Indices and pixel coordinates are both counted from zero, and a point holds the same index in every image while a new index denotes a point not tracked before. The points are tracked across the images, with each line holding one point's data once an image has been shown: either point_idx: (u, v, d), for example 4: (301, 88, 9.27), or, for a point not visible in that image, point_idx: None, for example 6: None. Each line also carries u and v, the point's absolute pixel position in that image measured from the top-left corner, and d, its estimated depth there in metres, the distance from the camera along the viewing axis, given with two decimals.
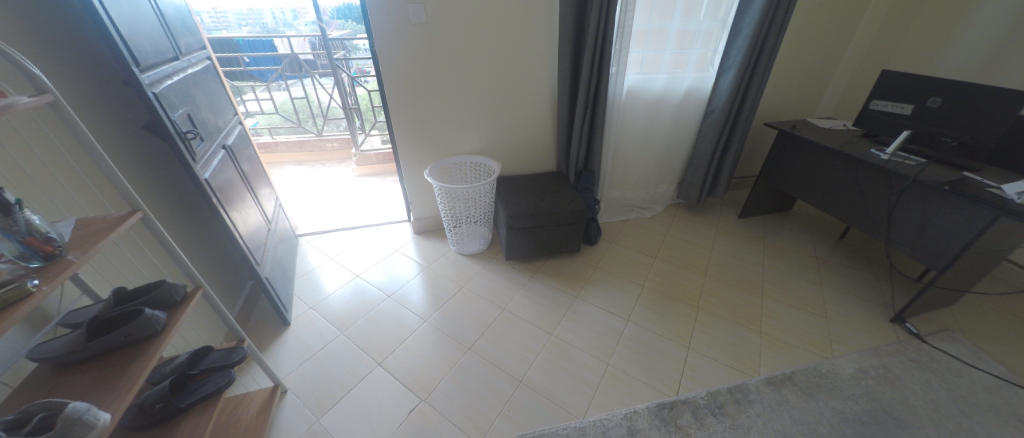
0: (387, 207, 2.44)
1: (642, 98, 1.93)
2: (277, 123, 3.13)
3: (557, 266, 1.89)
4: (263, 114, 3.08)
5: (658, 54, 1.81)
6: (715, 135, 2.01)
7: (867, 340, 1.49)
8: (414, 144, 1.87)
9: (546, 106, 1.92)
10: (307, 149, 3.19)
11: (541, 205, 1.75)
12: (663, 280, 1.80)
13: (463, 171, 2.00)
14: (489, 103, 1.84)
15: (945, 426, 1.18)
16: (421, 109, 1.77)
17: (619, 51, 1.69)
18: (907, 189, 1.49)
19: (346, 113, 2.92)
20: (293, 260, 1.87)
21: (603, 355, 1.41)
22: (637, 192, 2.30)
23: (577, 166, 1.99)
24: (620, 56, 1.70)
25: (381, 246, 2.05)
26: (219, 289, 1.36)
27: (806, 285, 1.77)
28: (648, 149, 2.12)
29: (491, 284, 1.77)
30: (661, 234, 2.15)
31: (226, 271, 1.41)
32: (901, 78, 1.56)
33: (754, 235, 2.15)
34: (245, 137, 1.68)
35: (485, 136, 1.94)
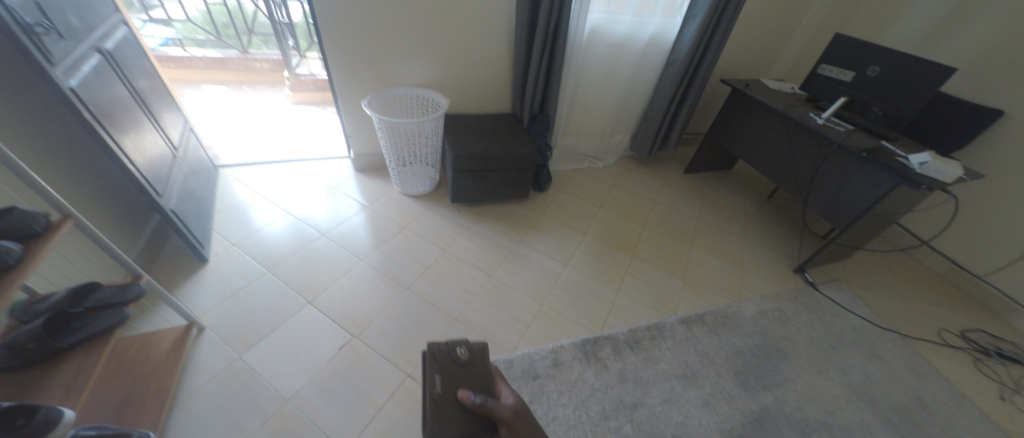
0: (325, 141, 2.23)
1: (604, 41, 1.83)
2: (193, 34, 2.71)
3: (504, 211, 1.88)
4: (183, 23, 2.68)
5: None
6: (672, 88, 1.99)
7: (771, 287, 1.68)
8: (352, 69, 1.67)
9: (502, 39, 1.76)
10: (229, 68, 2.74)
11: (491, 148, 1.69)
12: (605, 229, 1.86)
13: (410, 104, 1.85)
14: (438, 28, 1.65)
15: (816, 357, 1.40)
16: (358, 27, 1.55)
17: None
18: (833, 154, 1.59)
19: (275, 28, 2.52)
20: (211, 194, 1.69)
21: (538, 296, 1.47)
22: (591, 141, 2.27)
23: (531, 108, 1.90)
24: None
25: (318, 182, 1.90)
26: (112, 220, 1.19)
27: (731, 238, 1.92)
28: (605, 96, 2.06)
29: (434, 226, 1.73)
30: (609, 185, 2.19)
31: (120, 200, 1.23)
32: (852, 44, 1.60)
33: (694, 190, 2.25)
34: (135, 43, 1.40)
35: (434, 68, 1.76)
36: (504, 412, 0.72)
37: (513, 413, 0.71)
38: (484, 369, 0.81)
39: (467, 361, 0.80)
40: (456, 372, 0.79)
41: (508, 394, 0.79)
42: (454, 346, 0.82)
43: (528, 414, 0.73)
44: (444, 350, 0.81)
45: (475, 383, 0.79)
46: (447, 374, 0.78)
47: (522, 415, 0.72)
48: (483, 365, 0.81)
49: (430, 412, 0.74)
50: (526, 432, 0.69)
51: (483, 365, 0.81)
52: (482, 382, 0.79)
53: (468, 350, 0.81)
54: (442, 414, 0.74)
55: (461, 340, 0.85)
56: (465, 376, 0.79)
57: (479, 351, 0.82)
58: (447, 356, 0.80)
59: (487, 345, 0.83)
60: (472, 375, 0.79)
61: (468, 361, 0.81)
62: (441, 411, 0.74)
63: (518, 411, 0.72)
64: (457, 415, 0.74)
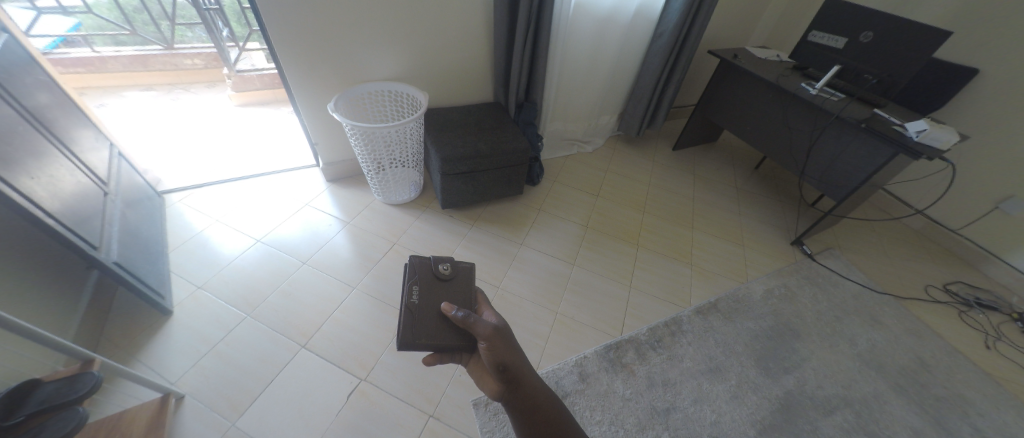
0: (285, 148, 1.96)
1: (590, 15, 1.66)
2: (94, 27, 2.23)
3: (499, 211, 1.75)
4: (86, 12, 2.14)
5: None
6: (660, 63, 1.88)
7: (773, 262, 1.70)
8: (309, 67, 1.43)
9: (480, 19, 1.56)
10: (155, 68, 2.34)
11: (480, 146, 1.53)
12: (605, 219, 1.78)
13: (382, 103, 1.63)
14: (406, 11, 1.42)
15: (824, 331, 1.44)
16: (312, 14, 1.31)
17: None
18: (829, 126, 1.56)
19: (201, 16, 2.02)
20: (158, 228, 1.43)
21: (550, 304, 1.39)
22: (580, 125, 2.14)
23: (517, 96, 1.73)
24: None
25: (286, 199, 1.68)
26: (46, 281, 0.98)
27: (729, 215, 1.91)
28: (592, 77, 1.92)
29: (427, 237, 1.58)
30: (603, 170, 2.09)
31: (59, 255, 1.00)
32: (842, 6, 1.54)
33: (686, 167, 2.22)
34: (25, 53, 1.09)
35: (404, 58, 1.55)
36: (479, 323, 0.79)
37: (489, 328, 0.78)
38: (467, 286, 0.92)
39: (450, 278, 0.91)
40: (441, 286, 0.91)
41: (489, 314, 0.88)
42: (438, 263, 0.92)
43: (505, 332, 0.79)
44: (427, 264, 0.91)
45: (458, 299, 0.90)
46: (430, 287, 0.90)
47: (501, 332, 0.77)
48: (466, 283, 0.92)
49: (409, 319, 0.85)
50: (503, 344, 0.76)
51: (465, 284, 0.92)
52: (464, 299, 0.90)
53: (451, 268, 0.92)
54: (421, 320, 0.85)
55: (444, 259, 0.95)
56: (448, 293, 0.90)
57: (462, 269, 0.93)
58: (432, 271, 0.91)
59: (471, 266, 0.94)
60: (455, 291, 0.90)
61: (452, 278, 0.92)
62: (421, 319, 0.85)
63: (499, 330, 0.77)
64: (436, 324, 0.85)
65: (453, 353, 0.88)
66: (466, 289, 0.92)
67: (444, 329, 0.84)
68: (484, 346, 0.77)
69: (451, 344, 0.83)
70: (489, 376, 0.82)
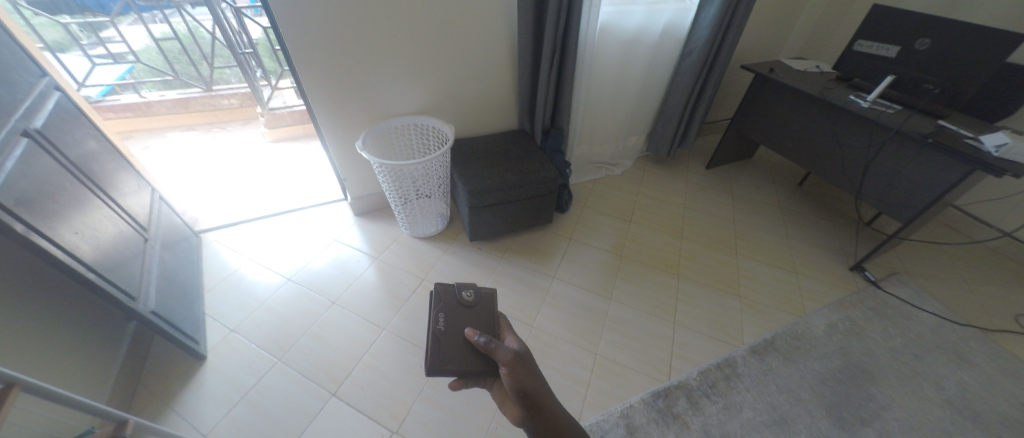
0: (314, 182, 1.98)
1: (617, 37, 1.61)
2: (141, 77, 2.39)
3: (529, 241, 1.68)
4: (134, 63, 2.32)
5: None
6: (691, 80, 1.79)
7: (832, 292, 1.55)
8: (337, 105, 1.44)
9: (503, 49, 1.53)
10: (195, 109, 2.46)
11: (508, 177, 1.49)
12: (641, 247, 1.68)
13: (408, 136, 1.62)
14: (430, 46, 1.42)
15: (903, 372, 1.27)
16: (338, 55, 1.32)
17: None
18: (888, 141, 1.41)
19: (236, 60, 2.12)
20: (193, 270, 1.44)
21: (589, 344, 1.30)
22: (607, 147, 2.07)
23: (543, 123, 1.69)
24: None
25: (315, 235, 1.68)
26: (90, 336, 0.97)
27: (775, 239, 1.77)
28: (620, 98, 1.86)
29: (455, 271, 1.53)
30: (634, 193, 2.00)
31: (100, 311, 0.99)
32: (892, 14, 1.41)
33: (722, 186, 2.09)
34: (75, 109, 1.11)
35: (428, 91, 1.54)
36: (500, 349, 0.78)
37: (511, 355, 0.77)
38: (489, 312, 0.90)
39: (474, 305, 0.90)
40: (464, 312, 0.89)
41: (512, 340, 0.86)
42: (461, 289, 0.91)
43: (527, 358, 0.78)
44: (451, 291, 0.89)
45: (481, 324, 0.89)
46: (454, 313, 0.88)
47: (523, 359, 0.77)
48: (489, 308, 0.91)
49: (435, 345, 0.83)
50: (524, 373, 0.76)
51: (488, 310, 0.90)
52: (488, 324, 0.88)
53: (474, 294, 0.90)
54: (448, 346, 0.84)
55: (467, 284, 0.94)
56: (472, 319, 0.88)
57: (485, 295, 0.92)
58: (456, 297, 0.90)
59: (494, 291, 0.93)
60: (479, 318, 0.88)
61: (475, 305, 0.90)
62: (444, 345, 0.83)
63: (520, 357, 0.77)
64: (461, 349, 0.83)
65: (477, 378, 0.87)
66: (491, 316, 0.90)
67: (469, 356, 0.84)
68: (506, 372, 0.77)
69: (475, 371, 0.83)
70: (512, 402, 0.81)
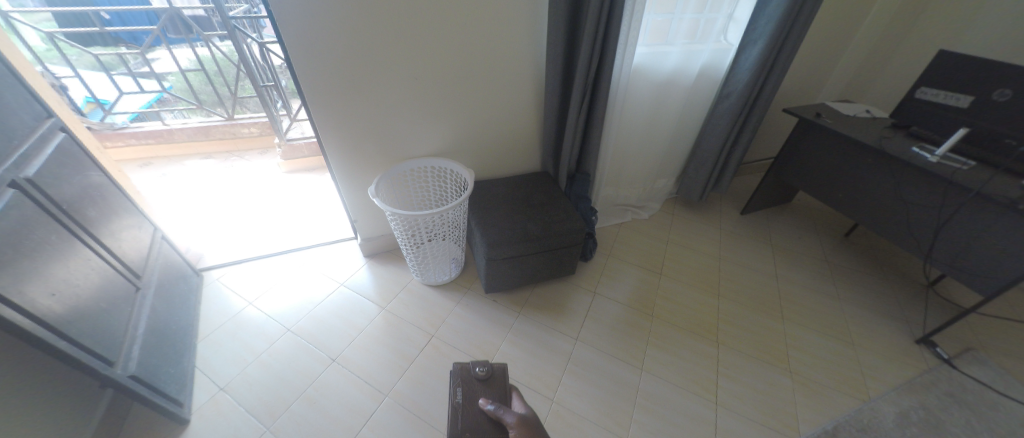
0: (325, 217, 1.90)
1: (650, 79, 1.51)
2: (175, 101, 2.39)
3: (549, 294, 1.54)
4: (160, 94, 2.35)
5: (677, 17, 1.37)
6: (729, 124, 1.67)
7: (898, 370, 1.35)
8: (353, 146, 1.37)
9: (529, 90, 1.45)
10: (216, 137, 2.46)
11: (530, 227, 1.37)
12: (673, 306, 1.52)
13: (423, 179, 1.53)
14: (453, 87, 1.35)
15: None
16: (356, 96, 1.25)
17: (634, 14, 1.21)
18: (966, 202, 1.22)
19: (258, 92, 2.11)
20: (189, 316, 1.34)
21: (618, 427, 1.13)
22: (633, 189, 1.95)
23: (568, 168, 1.58)
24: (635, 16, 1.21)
25: (321, 278, 1.58)
26: (65, 409, 0.87)
27: (824, 301, 1.59)
28: (651, 141, 1.74)
29: (468, 328, 1.40)
30: (664, 241, 1.85)
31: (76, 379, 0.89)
32: (964, 61, 1.27)
33: (760, 236, 1.93)
34: (79, 150, 1.05)
35: (447, 131, 1.46)
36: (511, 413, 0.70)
37: (522, 420, 0.68)
38: (507, 385, 0.80)
39: (488, 379, 0.79)
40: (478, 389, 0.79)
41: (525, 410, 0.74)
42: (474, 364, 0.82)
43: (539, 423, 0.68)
44: (464, 368, 0.81)
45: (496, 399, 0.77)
46: (468, 388, 0.78)
47: (530, 423, 0.68)
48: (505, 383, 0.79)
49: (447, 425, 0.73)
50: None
51: (505, 383, 0.79)
52: (505, 397, 0.77)
53: (487, 367, 0.81)
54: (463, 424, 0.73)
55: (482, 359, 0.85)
56: (488, 394, 0.77)
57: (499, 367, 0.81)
58: (467, 373, 0.80)
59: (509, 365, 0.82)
60: (495, 393, 0.77)
61: (490, 380, 0.80)
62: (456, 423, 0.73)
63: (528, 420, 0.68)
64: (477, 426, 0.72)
65: None
66: (508, 393, 0.79)
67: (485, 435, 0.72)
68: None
69: None
70: None
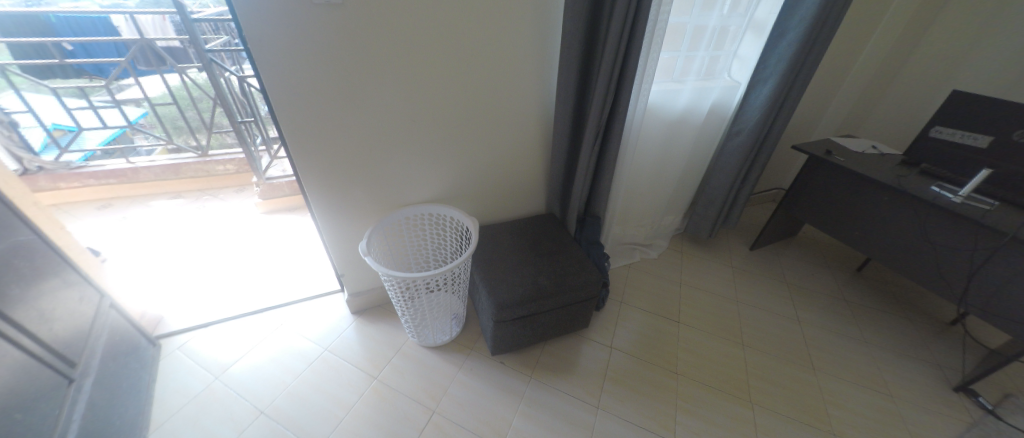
0: (307, 267, 1.70)
1: (661, 116, 1.44)
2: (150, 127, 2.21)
3: (562, 352, 1.39)
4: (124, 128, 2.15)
5: (689, 55, 1.31)
6: (740, 161, 1.61)
7: (944, 426, 1.25)
8: (343, 194, 1.22)
9: (536, 129, 1.35)
10: (185, 175, 2.23)
11: (542, 282, 1.23)
12: (697, 359, 1.39)
13: (421, 227, 1.38)
14: (454, 129, 1.23)
15: None
16: (348, 141, 1.12)
17: (650, 51, 1.14)
18: (999, 247, 1.16)
19: (236, 128, 1.91)
20: (136, 402, 1.11)
21: None
22: (640, 227, 1.85)
23: (578, 211, 1.47)
24: (651, 53, 1.15)
25: (301, 342, 1.37)
26: None
27: (851, 347, 1.50)
28: (661, 178, 1.66)
29: (474, 400, 1.22)
30: (677, 283, 1.74)
31: None
32: (980, 101, 1.25)
33: (774, 273, 1.85)
34: (6, 209, 0.87)
35: (448, 175, 1.33)
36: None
37: None
38: None
39: None
40: None
41: None
42: None
43: None
44: None
45: None
46: None
47: None
48: None
49: None
50: None
51: None
52: None
53: None
54: None
55: None
56: None
57: None
58: None
59: None
60: None
61: None
62: None
63: None
64: None
65: None
66: None
67: None
68: None
69: None
70: None
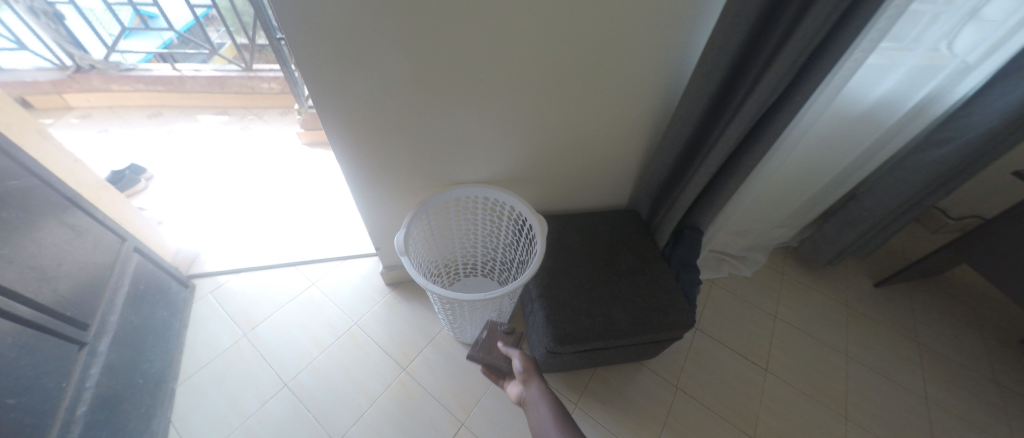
0: (345, 221, 1.54)
1: (841, 106, 0.99)
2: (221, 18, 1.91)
3: (614, 382, 1.17)
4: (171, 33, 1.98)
5: (941, 11, 0.80)
6: (924, 183, 1.13)
7: None
8: (386, 167, 0.98)
9: (648, 104, 0.96)
10: (230, 90, 2.08)
11: (617, 314, 0.96)
12: (781, 428, 1.12)
13: (472, 211, 1.12)
14: (535, 98, 0.88)
15: None
16: (395, 105, 0.83)
17: (885, 7, 0.68)
18: None
19: (274, 47, 1.64)
20: (162, 354, 1.04)
21: None
22: (740, 238, 1.46)
23: (674, 219, 1.12)
24: (892, 3, 0.67)
25: (331, 308, 1.24)
26: None
27: None
28: (800, 187, 1.25)
29: (508, 420, 1.06)
30: (770, 316, 1.40)
31: None
32: None
33: (904, 326, 1.42)
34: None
35: (517, 153, 1.02)
36: (525, 390, 0.73)
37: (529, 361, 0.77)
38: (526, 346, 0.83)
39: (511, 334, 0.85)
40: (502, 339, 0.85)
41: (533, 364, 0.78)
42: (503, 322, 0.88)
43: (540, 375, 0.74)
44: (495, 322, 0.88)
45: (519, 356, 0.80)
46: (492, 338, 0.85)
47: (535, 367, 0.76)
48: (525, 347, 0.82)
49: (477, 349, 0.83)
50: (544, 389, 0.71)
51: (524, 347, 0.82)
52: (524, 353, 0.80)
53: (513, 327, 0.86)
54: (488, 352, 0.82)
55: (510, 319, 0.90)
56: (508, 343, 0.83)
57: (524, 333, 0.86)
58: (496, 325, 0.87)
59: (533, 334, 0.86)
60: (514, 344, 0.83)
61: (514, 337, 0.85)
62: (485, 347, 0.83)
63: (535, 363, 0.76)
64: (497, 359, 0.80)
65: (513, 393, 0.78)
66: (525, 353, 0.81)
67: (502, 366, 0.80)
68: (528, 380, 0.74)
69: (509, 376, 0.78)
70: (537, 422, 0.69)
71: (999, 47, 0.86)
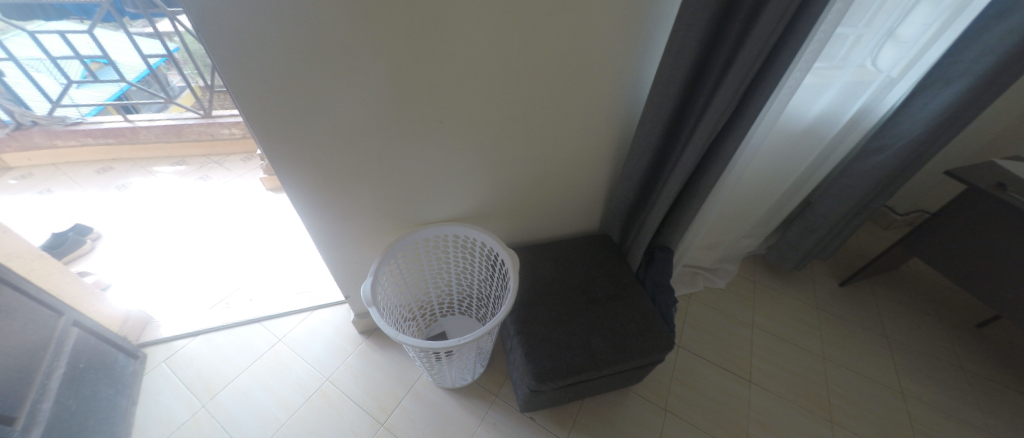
0: (313, 268, 1.48)
1: (787, 124, 1.06)
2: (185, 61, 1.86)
3: (603, 413, 1.14)
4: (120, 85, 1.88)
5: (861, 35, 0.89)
6: (869, 190, 1.21)
7: None
8: (350, 214, 0.95)
9: (606, 134, 0.99)
10: (188, 138, 2.01)
11: (597, 344, 0.95)
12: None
13: (444, 250, 1.10)
14: (497, 138, 0.90)
15: None
16: (355, 154, 0.82)
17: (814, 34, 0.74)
18: None
19: None
20: None
21: None
22: (712, 251, 1.50)
23: (644, 243, 1.14)
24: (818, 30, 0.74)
25: (300, 365, 1.17)
26: None
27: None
28: (758, 200, 1.31)
29: None
30: (748, 325, 1.43)
31: None
32: None
33: (870, 323, 1.47)
34: None
35: (484, 189, 1.02)
36: None
37: None
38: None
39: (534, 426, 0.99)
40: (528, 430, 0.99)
41: None
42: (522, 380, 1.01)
43: None
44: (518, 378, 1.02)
45: None
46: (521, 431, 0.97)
47: None
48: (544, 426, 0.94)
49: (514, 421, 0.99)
50: None
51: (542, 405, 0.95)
52: None
53: None
54: None
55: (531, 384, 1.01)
56: None
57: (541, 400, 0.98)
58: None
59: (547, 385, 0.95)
60: None
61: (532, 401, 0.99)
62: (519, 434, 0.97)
63: None
64: None
65: None
66: None
67: None
68: None
69: None
70: None
71: (910, 65, 0.95)
